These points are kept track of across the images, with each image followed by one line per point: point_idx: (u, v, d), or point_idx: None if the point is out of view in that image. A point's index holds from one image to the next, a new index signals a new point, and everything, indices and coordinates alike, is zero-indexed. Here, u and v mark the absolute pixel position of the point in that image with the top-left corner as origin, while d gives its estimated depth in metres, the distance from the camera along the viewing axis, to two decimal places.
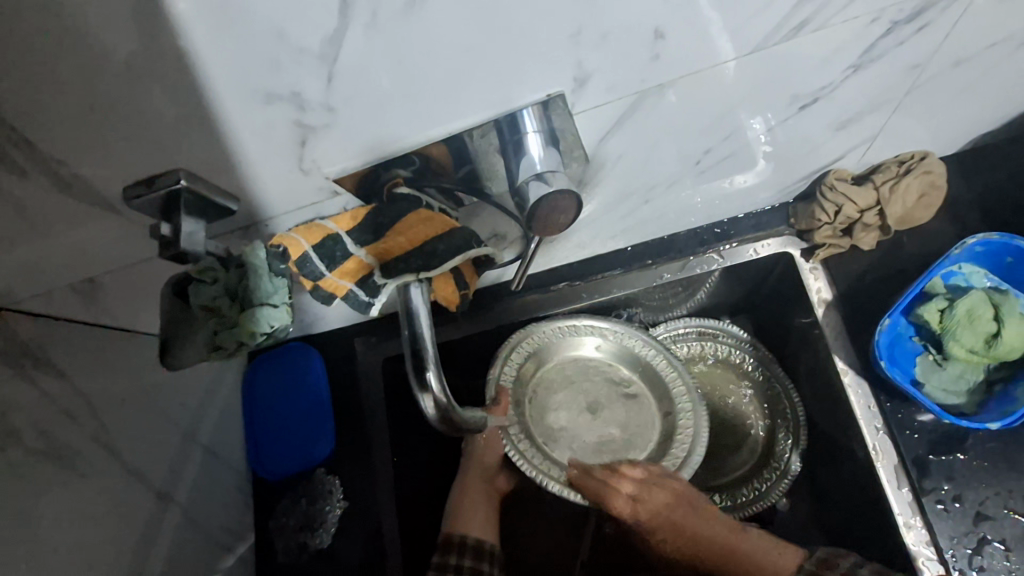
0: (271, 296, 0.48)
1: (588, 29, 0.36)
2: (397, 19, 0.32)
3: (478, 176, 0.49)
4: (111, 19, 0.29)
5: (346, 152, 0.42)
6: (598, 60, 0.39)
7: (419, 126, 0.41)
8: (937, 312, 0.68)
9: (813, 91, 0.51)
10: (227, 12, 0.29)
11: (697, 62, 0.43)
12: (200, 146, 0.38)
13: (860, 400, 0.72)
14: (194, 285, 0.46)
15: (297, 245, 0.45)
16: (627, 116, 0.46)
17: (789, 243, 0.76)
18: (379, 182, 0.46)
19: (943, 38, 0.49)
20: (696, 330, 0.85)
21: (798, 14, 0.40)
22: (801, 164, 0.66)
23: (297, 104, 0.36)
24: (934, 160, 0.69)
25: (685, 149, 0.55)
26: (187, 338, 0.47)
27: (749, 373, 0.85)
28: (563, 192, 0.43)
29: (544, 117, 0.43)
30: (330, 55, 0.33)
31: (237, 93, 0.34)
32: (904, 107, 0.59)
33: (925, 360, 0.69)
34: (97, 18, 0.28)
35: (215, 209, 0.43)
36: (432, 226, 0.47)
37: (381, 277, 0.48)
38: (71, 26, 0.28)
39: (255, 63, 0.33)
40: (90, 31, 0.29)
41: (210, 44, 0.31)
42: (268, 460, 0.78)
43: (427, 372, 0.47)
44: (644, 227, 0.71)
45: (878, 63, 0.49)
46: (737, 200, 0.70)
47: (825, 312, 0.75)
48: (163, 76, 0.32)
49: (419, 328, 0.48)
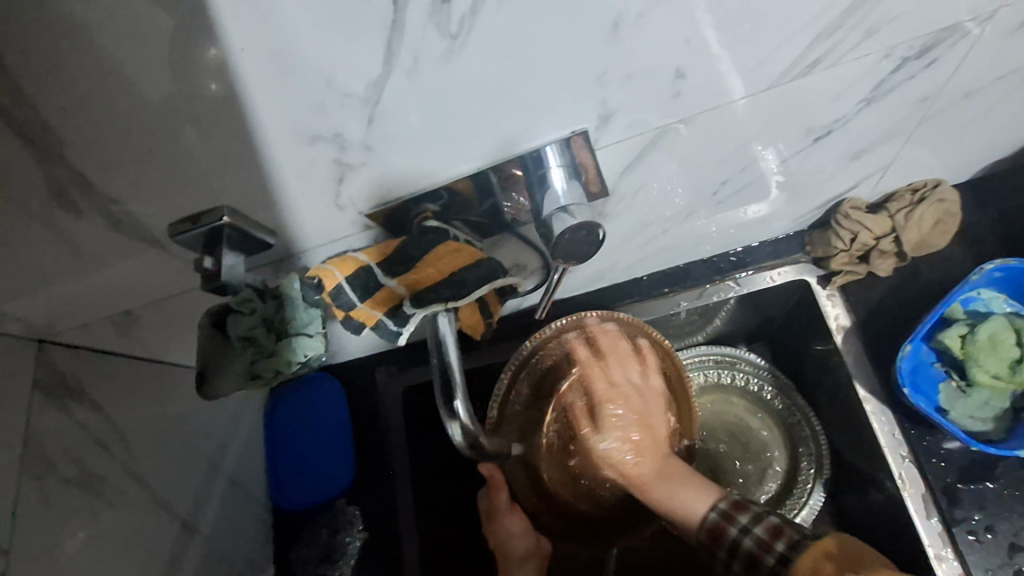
0: (307, 325, 0.51)
1: (613, 71, 0.38)
2: (436, 64, 0.33)
3: (502, 210, 0.50)
4: (163, 66, 0.31)
5: (380, 186, 0.43)
6: (621, 99, 0.41)
7: (450, 162, 0.43)
8: (959, 337, 0.68)
9: (827, 124, 0.53)
10: (283, 59, 0.31)
11: (718, 99, 0.44)
12: (242, 183, 0.41)
13: (883, 428, 0.71)
14: (232, 316, 0.47)
15: (332, 276, 0.47)
16: (647, 149, 0.48)
17: (806, 270, 0.76)
18: (409, 215, 0.48)
19: (951, 74, 0.50)
20: (712, 359, 0.84)
21: (813, 52, 0.42)
22: (813, 195, 0.67)
23: (338, 144, 0.38)
24: (947, 188, 0.69)
25: (704, 180, 0.57)
26: (225, 368, 0.48)
27: (768, 402, 0.84)
28: (585, 224, 0.45)
29: (567, 152, 0.45)
30: (372, 99, 0.35)
31: (282, 132, 0.36)
32: (916, 137, 0.60)
33: (949, 387, 0.69)
34: (144, 58, 0.30)
35: (252, 244, 0.46)
36: (459, 257, 0.49)
37: (409, 305, 0.49)
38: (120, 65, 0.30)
39: (303, 107, 0.35)
40: (137, 70, 0.31)
41: (258, 89, 0.33)
42: (289, 490, 0.79)
43: (455, 400, 0.48)
44: (660, 257, 0.72)
45: (888, 97, 0.51)
46: (752, 229, 0.72)
47: (844, 339, 0.74)
48: (208, 116, 0.34)
49: (447, 356, 0.49)
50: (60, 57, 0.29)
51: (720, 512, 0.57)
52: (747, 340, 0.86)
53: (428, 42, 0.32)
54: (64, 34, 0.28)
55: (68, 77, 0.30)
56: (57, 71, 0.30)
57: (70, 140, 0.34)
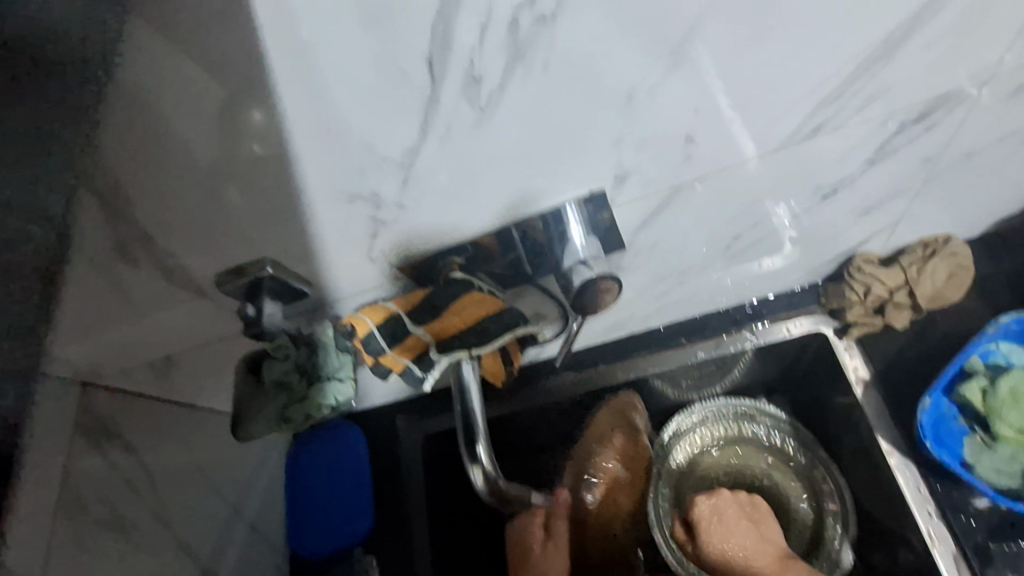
0: (338, 370, 0.52)
1: (628, 137, 0.41)
2: (466, 133, 0.37)
3: (523, 263, 0.52)
4: (209, 130, 0.34)
5: (411, 239, 0.47)
6: (636, 162, 0.44)
7: (477, 218, 0.46)
8: (980, 391, 0.70)
9: (834, 182, 0.55)
10: (328, 130, 0.35)
11: (728, 161, 0.47)
12: (283, 236, 0.44)
13: (908, 482, 0.70)
14: (268, 361, 0.50)
15: (363, 323, 0.50)
16: (662, 207, 0.51)
17: (822, 322, 0.77)
18: (436, 267, 0.50)
19: (951, 137, 0.53)
20: (732, 411, 0.83)
21: (817, 117, 0.45)
22: (825, 248, 0.69)
23: (374, 203, 0.42)
24: (959, 242, 0.72)
25: (719, 235, 0.60)
26: (258, 412, 0.50)
27: (791, 457, 0.82)
28: (604, 278, 0.47)
29: (585, 210, 0.48)
30: (407, 163, 0.38)
31: (325, 193, 0.40)
32: (923, 194, 0.62)
33: (973, 441, 0.70)
34: (195, 125, 0.34)
35: (290, 292, 0.49)
36: (483, 307, 0.50)
37: (437, 353, 0.51)
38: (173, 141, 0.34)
39: (345, 171, 0.38)
40: (187, 133, 0.34)
41: (305, 153, 0.37)
42: (308, 537, 0.78)
43: (476, 446, 0.50)
44: (677, 308, 0.74)
45: (891, 159, 0.54)
46: (767, 281, 0.73)
47: (864, 392, 0.74)
48: (251, 173, 0.38)
49: (470, 403, 0.51)
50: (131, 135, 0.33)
51: None
52: (766, 392, 0.86)
53: (462, 115, 0.35)
54: (131, 105, 0.32)
55: (130, 141, 0.34)
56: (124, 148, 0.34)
57: (131, 200, 0.38)
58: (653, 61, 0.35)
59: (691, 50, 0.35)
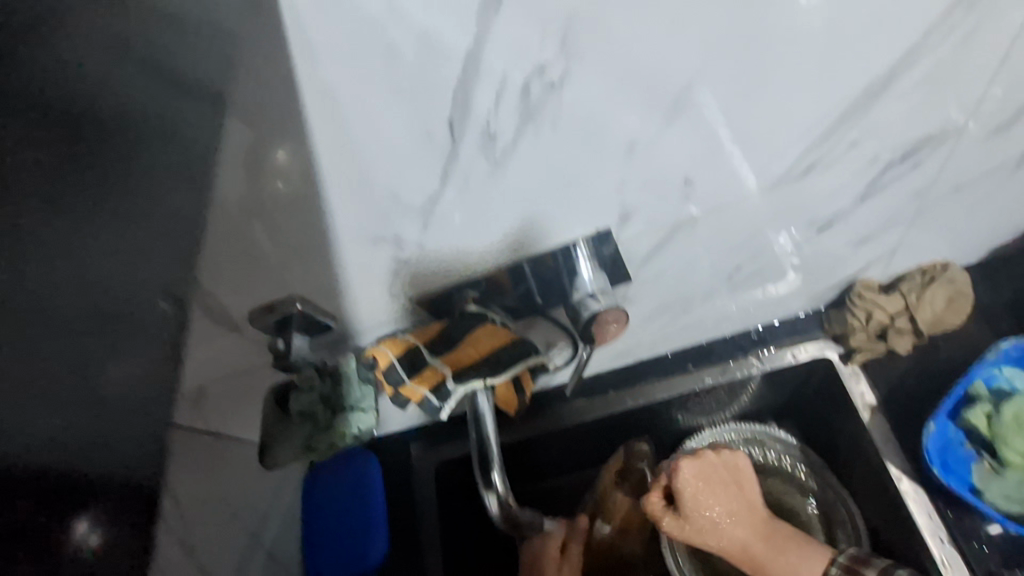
0: (359, 400, 0.59)
1: (631, 181, 0.44)
2: (482, 182, 0.40)
3: (534, 294, 0.56)
4: (240, 171, 0.33)
5: (428, 276, 0.50)
6: (638, 203, 0.47)
7: (489, 256, 0.49)
8: (985, 416, 0.71)
9: (827, 217, 0.58)
10: (358, 182, 0.39)
11: (727, 200, 0.50)
12: (311, 275, 0.47)
13: (918, 508, 0.71)
14: (295, 393, 0.55)
15: (384, 355, 0.53)
16: (664, 243, 0.54)
17: (828, 347, 0.78)
18: (452, 299, 0.53)
19: (939, 172, 0.55)
20: (743, 435, 0.82)
21: (808, 158, 0.48)
22: (827, 275, 0.71)
23: (397, 244, 0.45)
24: (956, 268, 0.74)
25: (721, 266, 0.62)
26: (286, 439, 0.54)
27: (804, 483, 0.80)
28: (611, 311, 0.53)
29: (592, 246, 0.51)
30: (428, 209, 0.42)
31: (353, 236, 0.44)
32: (917, 224, 0.65)
33: (982, 467, 0.70)
34: (230, 171, 0.33)
35: (317, 327, 0.52)
36: (496, 338, 0.54)
37: (454, 382, 0.52)
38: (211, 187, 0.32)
39: (371, 217, 0.42)
40: (223, 180, 0.32)
41: (333, 201, 0.40)
42: (323, 565, 0.76)
43: (491, 472, 0.53)
44: (683, 334, 0.76)
45: (883, 194, 0.56)
46: (771, 308, 0.75)
47: (871, 416, 0.75)
48: (277, 210, 0.38)
49: (484, 430, 0.53)
50: (175, 186, 0.30)
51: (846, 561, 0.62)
52: (775, 417, 0.87)
53: (479, 167, 0.39)
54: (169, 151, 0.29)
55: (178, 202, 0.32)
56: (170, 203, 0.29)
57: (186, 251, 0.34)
58: (652, 117, 0.39)
59: (688, 106, 0.39)
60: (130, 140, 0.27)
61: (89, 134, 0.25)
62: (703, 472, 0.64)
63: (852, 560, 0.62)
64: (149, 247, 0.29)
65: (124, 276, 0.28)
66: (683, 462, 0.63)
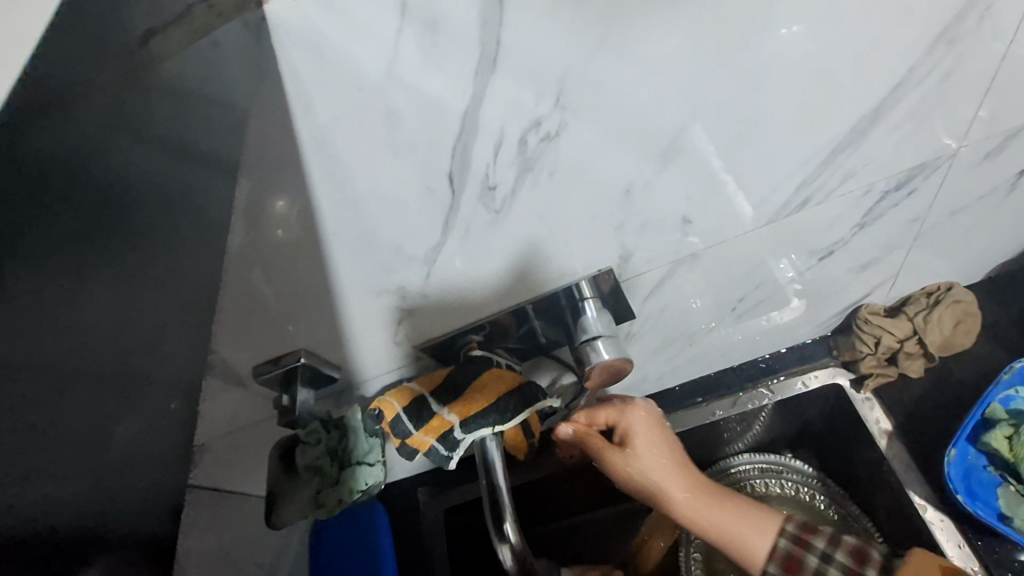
0: (366, 454, 0.56)
1: (629, 223, 0.45)
2: (483, 230, 0.41)
3: (536, 333, 0.56)
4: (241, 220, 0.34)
5: (430, 323, 0.50)
6: (638, 244, 0.47)
7: (491, 301, 0.49)
8: (1005, 439, 0.67)
9: (827, 246, 0.58)
10: (362, 236, 0.39)
11: (725, 235, 0.51)
12: (315, 327, 0.46)
13: (947, 538, 0.69)
14: (300, 446, 0.52)
15: (392, 407, 0.52)
16: (664, 281, 0.54)
17: (838, 373, 0.78)
18: (456, 344, 0.54)
19: (933, 198, 0.56)
20: (755, 467, 0.79)
21: (801, 194, 0.48)
22: (831, 302, 0.71)
23: (399, 294, 0.46)
24: (960, 289, 0.73)
25: (723, 299, 0.62)
26: (292, 498, 0.51)
27: (824, 513, 0.77)
28: (613, 358, 0.51)
29: (597, 287, 0.51)
30: (430, 259, 0.42)
31: (356, 289, 0.44)
32: (917, 248, 0.65)
33: (1007, 492, 0.67)
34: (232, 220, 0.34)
35: (322, 379, 0.52)
36: (503, 382, 0.54)
37: (461, 431, 0.51)
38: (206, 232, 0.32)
39: (374, 269, 0.42)
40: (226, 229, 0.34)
41: (336, 255, 0.40)
42: None
43: (506, 523, 0.51)
44: (690, 366, 0.75)
45: (880, 222, 0.57)
46: (778, 335, 0.75)
47: (888, 442, 0.75)
48: (281, 261, 0.38)
49: (496, 479, 0.52)
50: (167, 242, 0.29)
51: (794, 530, 0.59)
52: (791, 447, 0.85)
53: (479, 218, 0.39)
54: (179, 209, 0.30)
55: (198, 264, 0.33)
56: (160, 249, 0.29)
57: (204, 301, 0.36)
58: (647, 161, 0.39)
59: (681, 150, 0.39)
60: (154, 205, 0.28)
61: (119, 201, 0.26)
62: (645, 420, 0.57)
63: (799, 530, 0.59)
64: (155, 307, 0.30)
65: (128, 336, 0.28)
66: (635, 405, 0.57)
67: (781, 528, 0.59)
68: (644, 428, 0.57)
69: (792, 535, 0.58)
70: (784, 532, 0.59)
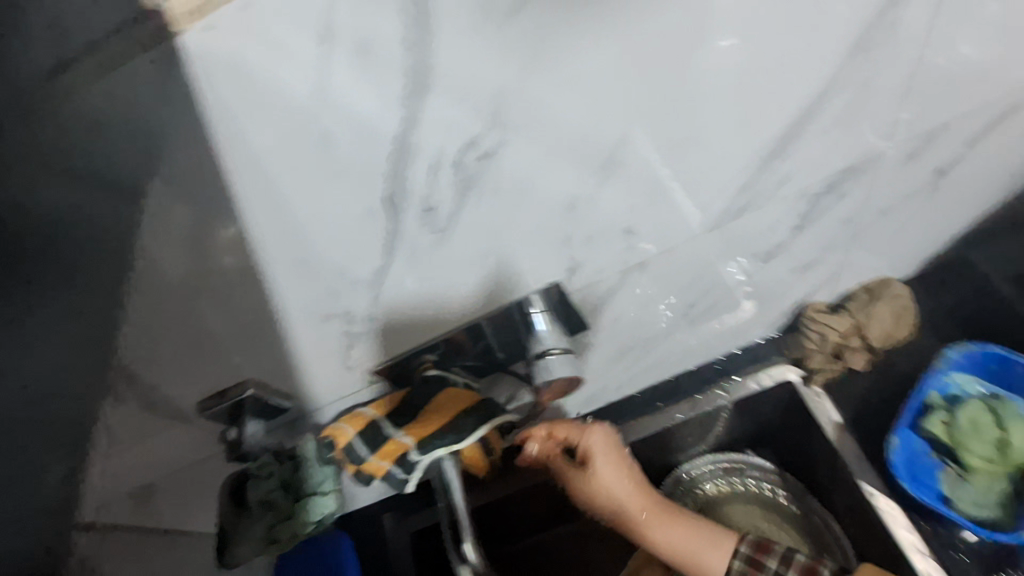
0: (320, 483, 0.56)
1: (575, 236, 0.45)
2: (428, 248, 0.40)
3: (493, 348, 0.55)
4: (183, 248, 0.33)
5: (382, 345, 0.49)
6: (587, 255, 0.48)
7: (443, 320, 0.49)
8: (943, 424, 0.74)
9: (770, 248, 0.60)
10: (304, 261, 0.38)
11: (672, 243, 0.52)
12: (260, 357, 0.45)
13: (898, 522, 0.71)
14: (252, 481, 0.52)
15: (343, 433, 0.52)
16: (615, 290, 0.55)
17: (789, 370, 0.79)
18: (410, 365, 0.53)
19: (863, 200, 0.59)
20: (718, 467, 0.82)
21: (739, 201, 0.50)
22: (778, 302, 0.73)
23: (347, 318, 0.45)
24: (897, 284, 0.77)
25: (675, 305, 0.64)
26: (244, 536, 0.51)
27: (786, 507, 0.79)
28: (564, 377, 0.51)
29: (549, 300, 0.51)
30: (377, 281, 0.42)
31: (301, 315, 0.43)
32: (854, 247, 0.68)
33: (948, 475, 0.73)
34: (171, 249, 0.32)
35: (271, 410, 0.51)
36: (459, 401, 0.53)
37: (416, 452, 0.50)
38: (127, 267, 0.31)
39: (320, 294, 0.41)
40: (162, 256, 0.32)
41: (277, 282, 0.39)
42: None
43: (465, 544, 0.50)
44: (648, 372, 0.76)
45: (817, 223, 0.59)
46: (731, 337, 0.77)
47: (841, 435, 0.76)
48: (224, 291, 0.37)
49: (453, 498, 0.51)
50: (69, 281, 0.28)
51: (749, 550, 0.62)
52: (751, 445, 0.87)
53: (423, 239, 0.39)
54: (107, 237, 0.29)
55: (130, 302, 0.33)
56: (60, 287, 0.28)
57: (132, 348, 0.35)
58: (587, 176, 0.40)
59: (621, 163, 0.40)
60: (68, 229, 0.27)
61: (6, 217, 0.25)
62: (603, 445, 0.64)
63: (753, 550, 0.63)
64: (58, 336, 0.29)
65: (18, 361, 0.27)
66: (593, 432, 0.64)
67: (736, 549, 0.63)
68: (601, 451, 0.64)
69: (747, 556, 0.62)
70: (738, 553, 0.63)
